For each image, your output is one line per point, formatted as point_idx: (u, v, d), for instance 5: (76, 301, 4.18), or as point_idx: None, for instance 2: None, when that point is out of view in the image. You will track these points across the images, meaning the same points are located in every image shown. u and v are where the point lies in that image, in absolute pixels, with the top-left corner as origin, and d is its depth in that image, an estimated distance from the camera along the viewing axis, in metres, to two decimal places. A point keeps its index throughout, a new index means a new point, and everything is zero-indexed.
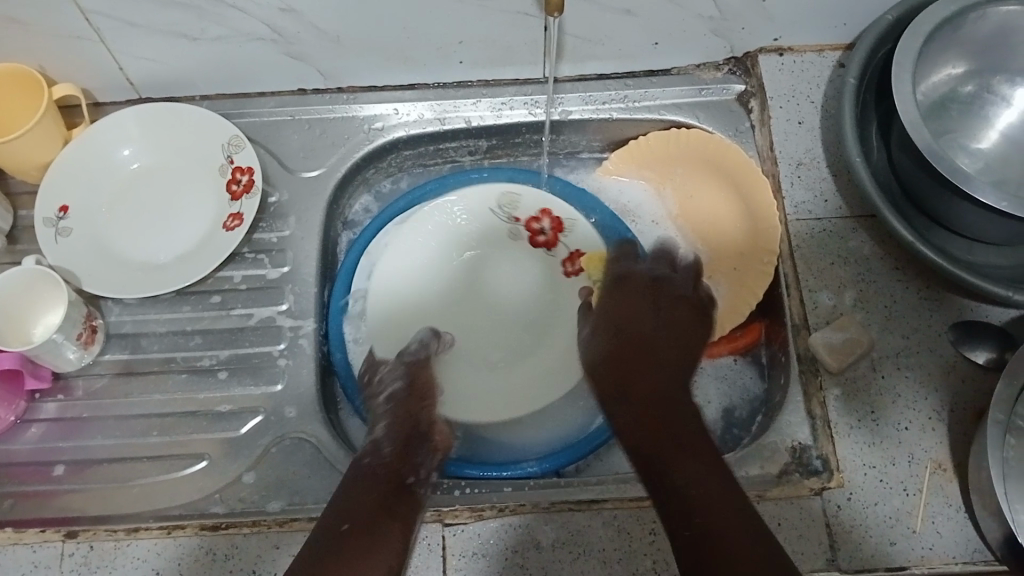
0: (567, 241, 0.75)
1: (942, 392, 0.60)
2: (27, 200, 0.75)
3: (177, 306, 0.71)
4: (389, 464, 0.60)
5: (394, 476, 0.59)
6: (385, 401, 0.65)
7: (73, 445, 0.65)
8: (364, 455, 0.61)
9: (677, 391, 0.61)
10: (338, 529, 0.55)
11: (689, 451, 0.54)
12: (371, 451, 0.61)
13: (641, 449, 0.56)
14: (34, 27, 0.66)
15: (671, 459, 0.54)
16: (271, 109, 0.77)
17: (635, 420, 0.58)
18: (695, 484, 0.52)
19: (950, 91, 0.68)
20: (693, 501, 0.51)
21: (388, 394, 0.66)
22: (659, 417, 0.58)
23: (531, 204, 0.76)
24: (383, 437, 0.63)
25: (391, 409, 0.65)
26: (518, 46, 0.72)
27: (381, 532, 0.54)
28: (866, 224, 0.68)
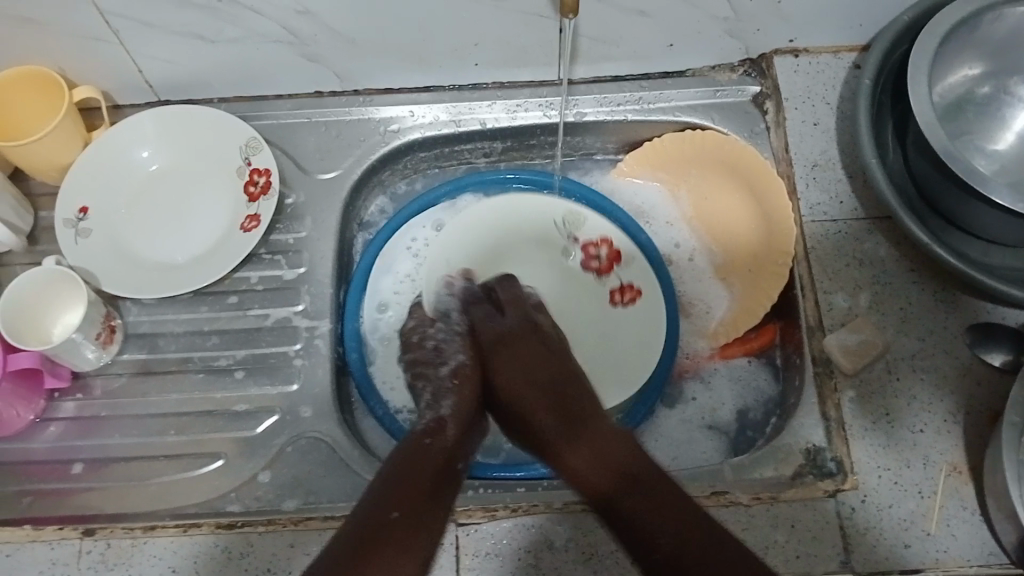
0: (620, 274, 0.76)
1: (957, 395, 0.60)
2: (47, 201, 0.76)
3: (194, 306, 0.72)
4: (450, 447, 0.56)
5: (448, 459, 0.55)
6: (449, 376, 0.62)
7: (91, 444, 0.66)
8: (427, 433, 0.57)
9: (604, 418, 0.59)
10: (387, 518, 0.50)
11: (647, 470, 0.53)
12: (432, 431, 0.57)
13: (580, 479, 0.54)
14: (55, 30, 0.67)
15: (613, 484, 0.53)
16: (288, 111, 0.78)
17: (566, 451, 0.56)
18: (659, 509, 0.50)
19: (967, 92, 0.67)
20: (651, 532, 0.49)
21: (450, 368, 0.62)
22: (599, 441, 0.56)
23: (594, 230, 0.76)
24: (448, 416, 0.59)
25: (452, 387, 0.61)
26: (532, 48, 0.72)
27: (423, 527, 0.51)
28: (882, 226, 0.68)
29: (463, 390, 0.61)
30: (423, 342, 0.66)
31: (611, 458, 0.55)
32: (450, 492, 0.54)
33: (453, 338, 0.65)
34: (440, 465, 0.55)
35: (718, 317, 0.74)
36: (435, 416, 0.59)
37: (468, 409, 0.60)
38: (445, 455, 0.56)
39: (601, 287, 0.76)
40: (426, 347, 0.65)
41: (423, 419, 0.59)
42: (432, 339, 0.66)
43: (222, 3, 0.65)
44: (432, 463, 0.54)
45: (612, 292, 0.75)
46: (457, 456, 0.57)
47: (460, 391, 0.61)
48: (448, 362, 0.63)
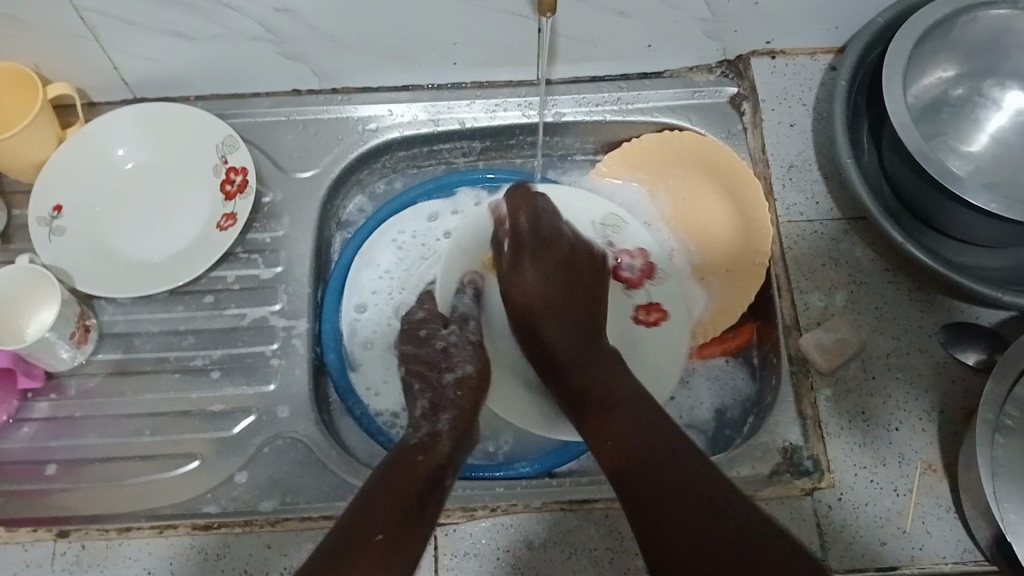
0: (650, 289, 0.74)
1: (932, 393, 0.61)
2: (20, 199, 0.75)
3: (170, 305, 0.71)
4: (438, 460, 0.57)
5: (437, 469, 0.56)
6: (452, 385, 0.64)
7: (65, 444, 0.65)
8: (417, 447, 0.57)
9: (649, 415, 0.57)
10: (371, 536, 0.49)
11: (670, 468, 0.51)
12: (424, 446, 0.58)
13: (616, 471, 0.53)
14: (28, 25, 0.67)
15: (642, 485, 0.51)
16: (266, 109, 0.77)
17: (605, 448, 0.55)
18: (683, 509, 0.48)
19: (941, 94, 0.68)
20: (676, 530, 0.47)
21: (455, 377, 0.65)
22: (634, 441, 0.54)
23: (631, 239, 0.75)
24: (444, 431, 0.60)
25: (454, 397, 0.63)
26: (512, 47, 0.72)
27: (410, 541, 0.50)
28: (857, 227, 0.68)
29: (463, 402, 0.63)
30: (432, 339, 0.68)
31: (642, 459, 0.52)
32: (435, 505, 0.54)
33: (463, 346, 0.67)
34: (427, 476, 0.55)
35: (696, 318, 0.73)
36: (431, 431, 0.60)
37: (463, 421, 0.62)
38: (434, 467, 0.56)
39: (628, 300, 0.74)
40: (434, 347, 0.67)
41: (416, 432, 0.60)
42: (442, 339, 0.67)
43: (199, 0, 0.65)
44: (420, 476, 0.55)
45: (636, 307, 0.73)
46: (450, 466, 0.57)
47: (460, 401, 0.63)
48: (454, 371, 0.65)
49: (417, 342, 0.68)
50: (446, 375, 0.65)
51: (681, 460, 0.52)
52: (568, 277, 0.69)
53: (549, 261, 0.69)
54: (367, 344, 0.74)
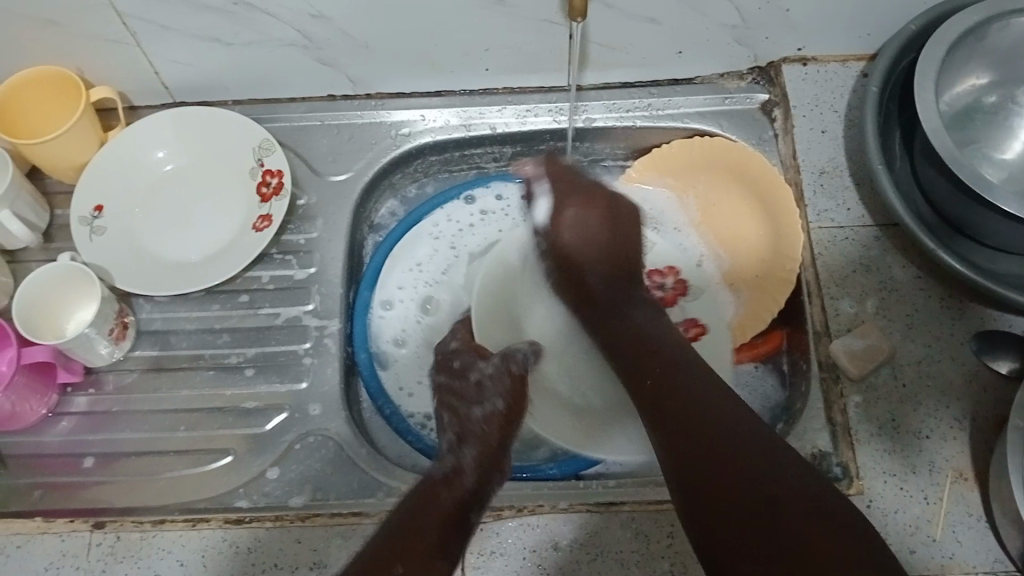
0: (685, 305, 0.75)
1: (964, 401, 0.60)
2: (62, 200, 0.77)
3: (206, 304, 0.72)
4: (465, 492, 0.56)
5: (462, 501, 0.55)
6: (479, 420, 0.61)
7: (101, 438, 0.67)
8: (443, 479, 0.57)
9: (721, 408, 0.51)
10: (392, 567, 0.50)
11: (752, 471, 0.47)
12: (448, 480, 0.56)
13: (685, 473, 0.49)
14: (74, 31, 0.69)
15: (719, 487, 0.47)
16: (302, 114, 0.78)
17: (676, 443, 0.50)
18: (761, 516, 0.45)
19: (974, 102, 0.68)
20: (755, 537, 0.44)
21: (483, 412, 0.62)
22: (705, 442, 0.49)
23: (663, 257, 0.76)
24: (470, 464, 0.58)
25: (482, 432, 0.61)
26: (543, 54, 0.73)
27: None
28: (888, 233, 0.68)
29: (491, 439, 0.61)
30: (467, 370, 0.65)
31: (716, 459, 0.48)
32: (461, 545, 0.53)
33: (497, 379, 0.64)
34: (456, 510, 0.54)
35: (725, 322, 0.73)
36: (455, 461, 0.58)
37: (493, 460, 0.59)
38: (458, 501, 0.55)
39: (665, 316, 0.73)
40: (467, 380, 0.64)
41: (441, 462, 0.58)
42: (476, 372, 0.65)
43: (237, 6, 0.66)
44: (447, 509, 0.54)
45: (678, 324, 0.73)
46: (476, 501, 0.56)
47: (484, 438, 0.60)
48: (483, 406, 0.62)
49: (455, 375, 0.65)
50: (473, 410, 0.62)
51: (752, 465, 0.47)
52: (614, 237, 0.67)
53: (587, 221, 0.67)
54: (398, 341, 0.75)
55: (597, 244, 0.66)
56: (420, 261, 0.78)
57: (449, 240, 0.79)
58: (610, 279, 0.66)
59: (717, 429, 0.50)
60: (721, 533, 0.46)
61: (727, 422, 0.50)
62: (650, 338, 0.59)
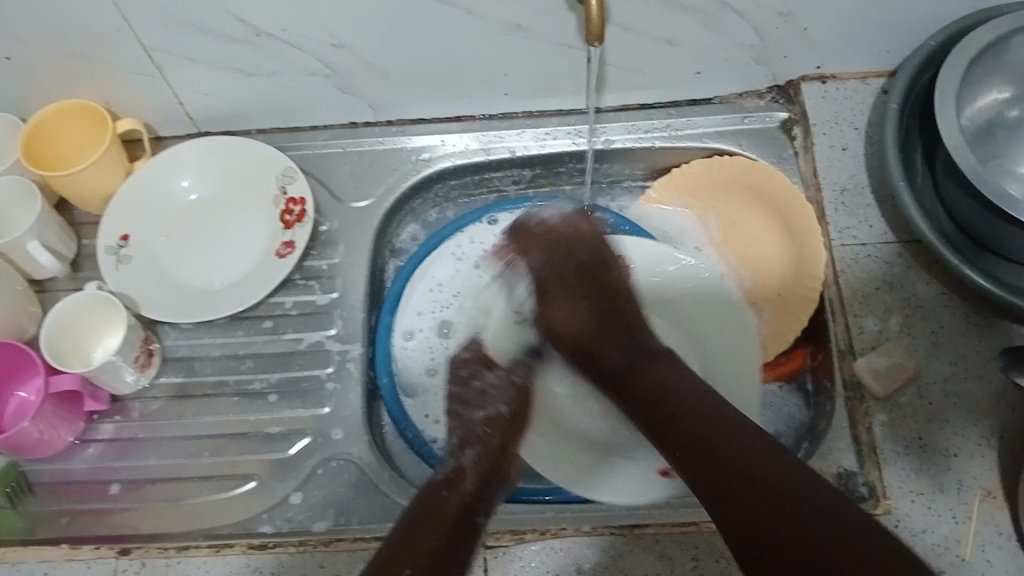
0: None
1: (992, 418, 0.59)
2: (90, 229, 0.78)
3: (230, 330, 0.73)
4: (467, 499, 0.55)
5: (465, 507, 0.54)
6: (481, 423, 0.62)
7: (127, 465, 0.67)
8: (445, 483, 0.56)
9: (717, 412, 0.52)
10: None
11: (752, 475, 0.47)
12: (450, 482, 0.56)
13: (700, 471, 0.49)
14: (103, 65, 0.70)
15: (722, 487, 0.47)
16: (324, 142, 0.80)
17: (684, 446, 0.51)
18: (767, 517, 0.45)
19: (997, 116, 0.67)
20: (762, 537, 0.44)
21: (485, 415, 0.63)
22: (710, 443, 0.50)
23: None
24: (470, 466, 0.58)
25: (482, 434, 0.61)
26: (561, 77, 0.73)
27: None
28: (912, 250, 0.67)
29: (491, 440, 0.61)
30: (470, 380, 0.66)
31: (741, 472, 0.47)
32: (467, 551, 0.52)
33: (501, 389, 0.64)
34: (458, 515, 0.53)
35: None
36: (456, 465, 0.58)
37: (494, 459, 0.59)
38: (462, 505, 0.54)
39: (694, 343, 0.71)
40: (472, 387, 0.65)
41: (443, 467, 0.58)
42: (479, 381, 0.65)
43: (260, 37, 0.68)
44: (448, 512, 0.53)
45: None
46: (478, 506, 0.55)
47: (488, 441, 0.60)
48: (487, 408, 0.63)
49: (459, 382, 0.66)
50: (476, 415, 0.63)
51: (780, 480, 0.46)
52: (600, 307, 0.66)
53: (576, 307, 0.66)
54: (430, 372, 0.75)
55: (567, 293, 0.68)
56: (441, 282, 0.78)
57: (473, 260, 0.79)
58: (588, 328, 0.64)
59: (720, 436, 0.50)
60: (734, 530, 0.46)
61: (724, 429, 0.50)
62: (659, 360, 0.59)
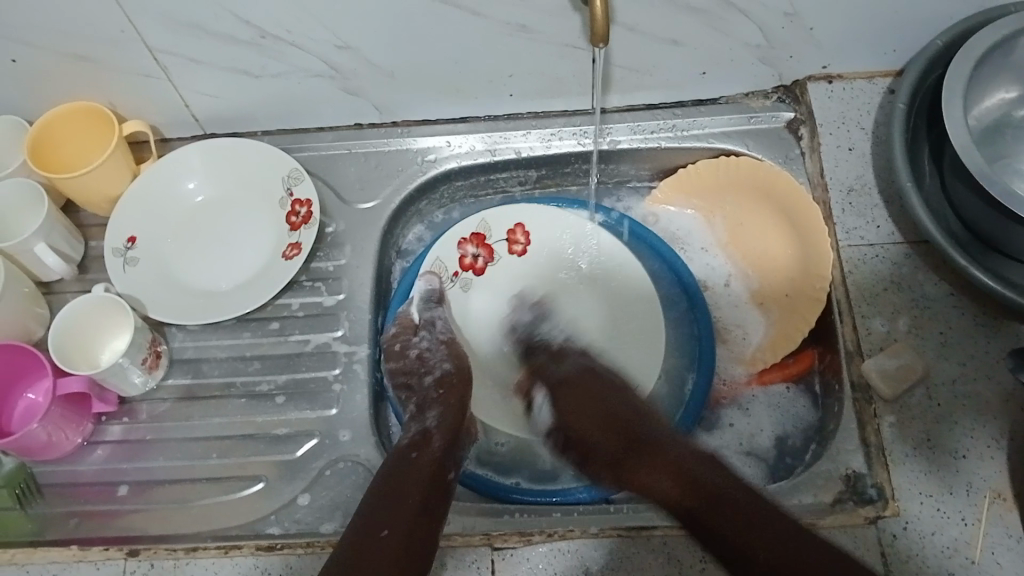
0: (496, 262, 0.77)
1: (1001, 419, 0.59)
2: (97, 231, 0.78)
3: (237, 332, 0.73)
4: (437, 458, 0.59)
5: (438, 467, 0.58)
6: (433, 386, 0.66)
7: (136, 467, 0.68)
8: (411, 446, 0.59)
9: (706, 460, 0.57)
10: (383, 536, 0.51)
11: (731, 496, 0.52)
12: (419, 443, 0.60)
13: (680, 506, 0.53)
14: (108, 67, 0.70)
15: (714, 512, 0.51)
16: (330, 143, 0.80)
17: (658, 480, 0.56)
18: (752, 529, 0.49)
19: (1004, 116, 0.67)
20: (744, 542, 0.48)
21: (434, 378, 0.67)
22: (677, 469, 0.56)
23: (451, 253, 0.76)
24: (434, 428, 0.61)
25: (437, 396, 0.65)
26: (567, 78, 0.73)
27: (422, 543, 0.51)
28: (919, 250, 0.67)
29: (448, 400, 0.65)
30: (406, 350, 0.69)
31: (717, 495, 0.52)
32: (440, 506, 0.55)
33: (437, 350, 0.70)
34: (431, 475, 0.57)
35: (755, 344, 0.73)
36: (421, 431, 0.61)
37: (454, 422, 0.63)
38: (433, 464, 0.58)
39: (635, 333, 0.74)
40: (409, 356, 0.69)
41: (409, 432, 0.62)
42: (414, 348, 0.69)
43: (266, 39, 0.68)
44: (421, 473, 0.57)
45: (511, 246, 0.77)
46: (449, 464, 0.59)
47: (445, 404, 0.65)
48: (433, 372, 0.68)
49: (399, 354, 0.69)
50: (425, 378, 0.67)
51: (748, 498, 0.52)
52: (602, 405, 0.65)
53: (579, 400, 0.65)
54: None
55: (583, 390, 0.66)
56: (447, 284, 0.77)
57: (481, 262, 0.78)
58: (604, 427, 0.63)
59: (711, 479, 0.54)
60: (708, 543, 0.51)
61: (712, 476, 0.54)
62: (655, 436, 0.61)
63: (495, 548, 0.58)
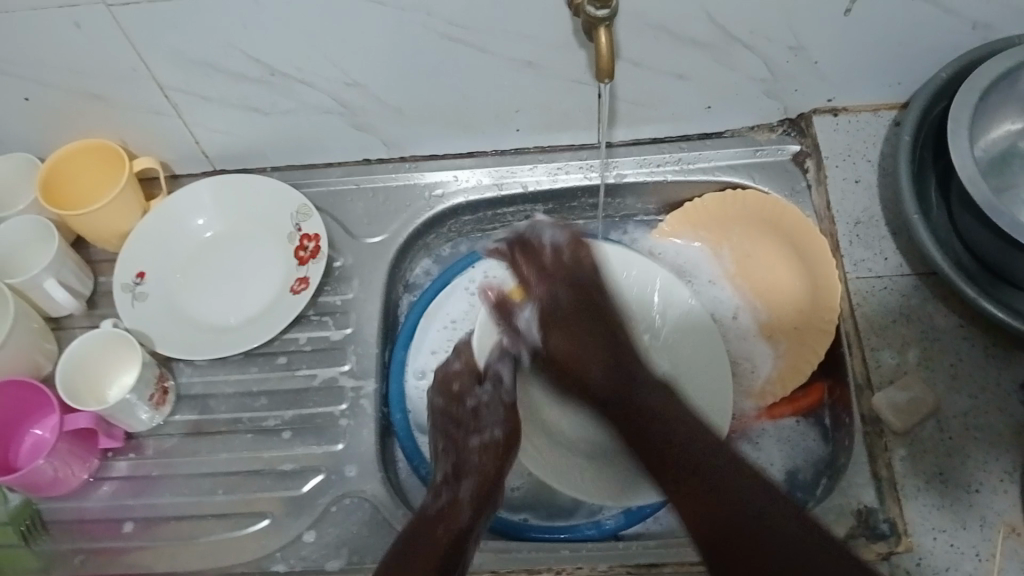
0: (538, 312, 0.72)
1: (1015, 452, 0.58)
2: (107, 267, 0.79)
3: (245, 367, 0.73)
4: (458, 529, 0.56)
5: (457, 537, 0.56)
6: (476, 450, 0.62)
7: (143, 503, 0.67)
8: (437, 518, 0.57)
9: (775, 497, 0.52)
10: None
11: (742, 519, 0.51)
12: (444, 515, 0.57)
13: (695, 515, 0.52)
14: (119, 104, 0.71)
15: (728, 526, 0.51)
16: (339, 178, 0.80)
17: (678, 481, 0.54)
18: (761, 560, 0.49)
19: (1011, 146, 0.67)
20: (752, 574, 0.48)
21: (481, 441, 0.62)
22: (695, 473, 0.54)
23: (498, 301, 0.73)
24: (464, 499, 0.59)
25: (478, 463, 0.61)
26: (573, 113, 0.74)
27: None
28: (929, 282, 0.67)
29: (487, 469, 0.61)
30: (464, 396, 0.65)
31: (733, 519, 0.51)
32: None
33: (495, 408, 0.64)
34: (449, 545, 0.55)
35: (765, 376, 0.72)
36: (450, 499, 0.59)
37: (485, 490, 0.60)
38: (453, 537, 0.56)
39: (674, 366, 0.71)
40: (465, 406, 0.65)
41: (437, 496, 0.59)
42: (473, 399, 0.65)
43: (275, 76, 0.68)
44: (438, 544, 0.55)
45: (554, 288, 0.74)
46: (470, 537, 0.56)
47: (483, 472, 0.61)
48: (481, 433, 0.63)
49: (454, 400, 0.65)
50: (470, 439, 0.62)
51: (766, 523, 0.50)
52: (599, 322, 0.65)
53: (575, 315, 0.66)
54: None
55: (575, 305, 0.66)
56: (455, 318, 0.77)
57: None
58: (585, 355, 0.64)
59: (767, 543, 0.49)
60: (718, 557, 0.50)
61: (772, 524, 0.50)
62: (655, 408, 0.59)
63: None
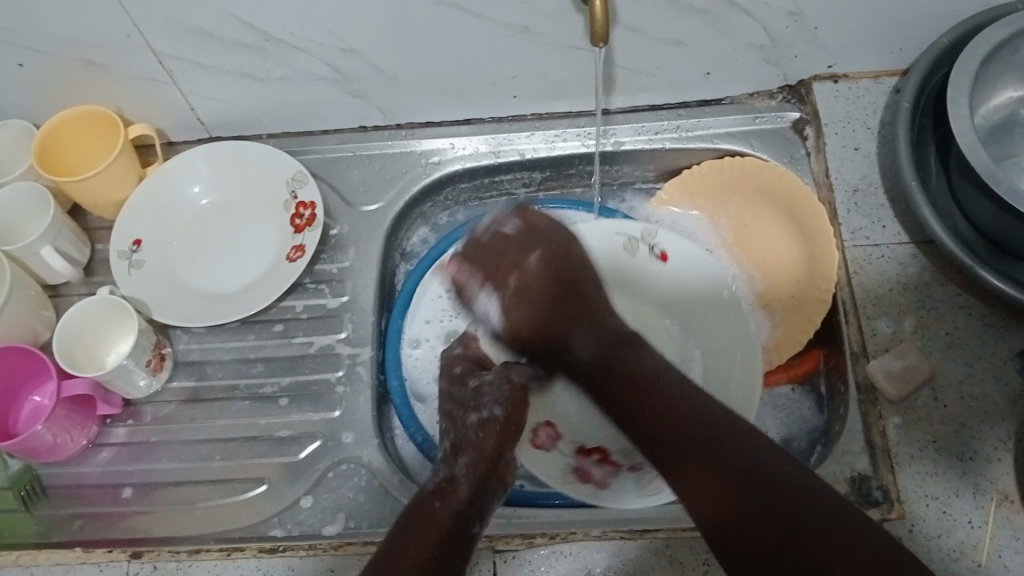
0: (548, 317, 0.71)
1: (1009, 419, 0.59)
2: (103, 235, 0.79)
3: (242, 334, 0.73)
4: (460, 502, 0.54)
5: (461, 514, 0.53)
6: (474, 427, 0.58)
7: (140, 469, 0.68)
8: (436, 492, 0.55)
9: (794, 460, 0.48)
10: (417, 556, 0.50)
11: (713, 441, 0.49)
12: (443, 489, 0.55)
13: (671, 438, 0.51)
14: (113, 71, 0.71)
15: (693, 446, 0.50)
16: (335, 146, 0.80)
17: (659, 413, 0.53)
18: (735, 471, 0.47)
19: (1012, 114, 0.67)
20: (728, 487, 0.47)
21: (479, 418, 0.59)
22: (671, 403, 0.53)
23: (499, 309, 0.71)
24: (462, 472, 0.56)
25: (476, 440, 0.57)
26: (569, 79, 0.73)
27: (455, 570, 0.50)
28: (927, 251, 0.66)
29: (484, 444, 0.57)
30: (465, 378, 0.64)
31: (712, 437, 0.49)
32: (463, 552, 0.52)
33: (496, 386, 0.60)
34: (450, 524, 0.53)
35: (760, 344, 0.72)
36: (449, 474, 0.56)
37: (485, 459, 0.57)
38: (456, 512, 0.53)
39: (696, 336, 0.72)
40: (465, 386, 0.62)
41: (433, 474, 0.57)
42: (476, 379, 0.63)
43: (269, 42, 0.68)
44: (443, 524, 0.52)
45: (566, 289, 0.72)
46: (474, 512, 0.54)
47: (480, 445, 0.57)
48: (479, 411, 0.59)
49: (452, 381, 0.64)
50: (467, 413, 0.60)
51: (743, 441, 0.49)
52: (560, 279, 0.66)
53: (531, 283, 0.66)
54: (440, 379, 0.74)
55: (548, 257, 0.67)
56: None
57: None
58: (557, 321, 0.65)
59: (799, 499, 0.45)
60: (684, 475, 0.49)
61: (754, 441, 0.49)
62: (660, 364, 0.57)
63: (494, 550, 0.58)
